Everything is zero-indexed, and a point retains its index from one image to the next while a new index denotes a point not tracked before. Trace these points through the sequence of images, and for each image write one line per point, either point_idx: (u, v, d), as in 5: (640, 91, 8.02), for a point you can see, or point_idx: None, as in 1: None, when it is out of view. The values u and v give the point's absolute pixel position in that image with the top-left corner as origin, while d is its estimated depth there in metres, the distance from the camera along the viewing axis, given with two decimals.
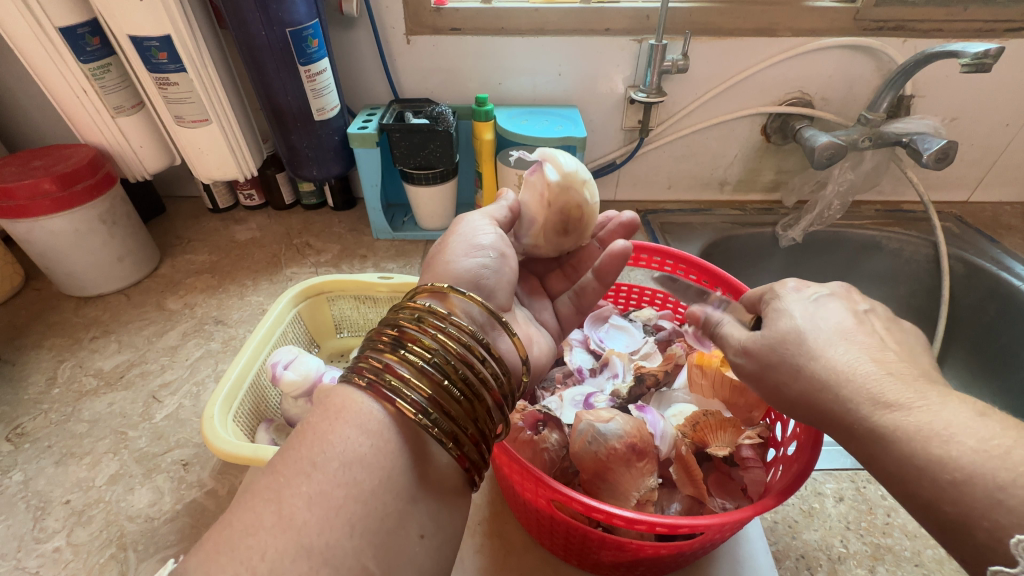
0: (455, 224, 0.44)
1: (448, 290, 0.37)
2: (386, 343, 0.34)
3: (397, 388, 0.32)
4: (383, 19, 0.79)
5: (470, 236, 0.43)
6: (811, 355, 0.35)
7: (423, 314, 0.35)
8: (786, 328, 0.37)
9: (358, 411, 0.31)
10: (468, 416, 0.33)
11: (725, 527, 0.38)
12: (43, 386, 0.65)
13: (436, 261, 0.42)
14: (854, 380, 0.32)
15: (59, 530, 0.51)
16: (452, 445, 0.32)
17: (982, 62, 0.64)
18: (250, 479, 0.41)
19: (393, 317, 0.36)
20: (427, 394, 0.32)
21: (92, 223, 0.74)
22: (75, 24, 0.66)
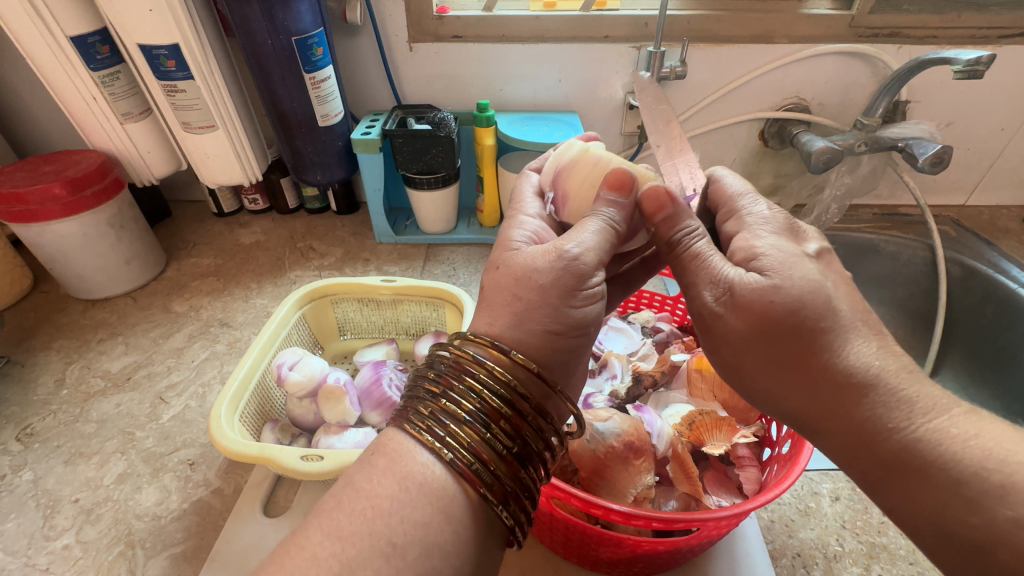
0: (557, 262, 0.36)
1: (519, 359, 0.34)
2: (441, 401, 0.33)
3: (477, 470, 0.31)
4: (386, 26, 0.80)
5: (574, 305, 0.36)
6: (836, 345, 0.34)
7: (492, 379, 0.33)
8: (803, 292, 0.35)
9: (425, 477, 0.31)
10: (531, 492, 0.33)
11: (720, 523, 0.39)
12: (52, 387, 0.66)
13: (528, 315, 0.36)
14: (884, 380, 0.33)
15: (68, 528, 0.52)
16: (517, 524, 0.32)
17: (974, 68, 0.65)
18: (347, 463, 0.45)
19: (459, 369, 0.34)
20: (502, 476, 0.31)
21: (100, 227, 0.75)
22: (86, 33, 0.67)
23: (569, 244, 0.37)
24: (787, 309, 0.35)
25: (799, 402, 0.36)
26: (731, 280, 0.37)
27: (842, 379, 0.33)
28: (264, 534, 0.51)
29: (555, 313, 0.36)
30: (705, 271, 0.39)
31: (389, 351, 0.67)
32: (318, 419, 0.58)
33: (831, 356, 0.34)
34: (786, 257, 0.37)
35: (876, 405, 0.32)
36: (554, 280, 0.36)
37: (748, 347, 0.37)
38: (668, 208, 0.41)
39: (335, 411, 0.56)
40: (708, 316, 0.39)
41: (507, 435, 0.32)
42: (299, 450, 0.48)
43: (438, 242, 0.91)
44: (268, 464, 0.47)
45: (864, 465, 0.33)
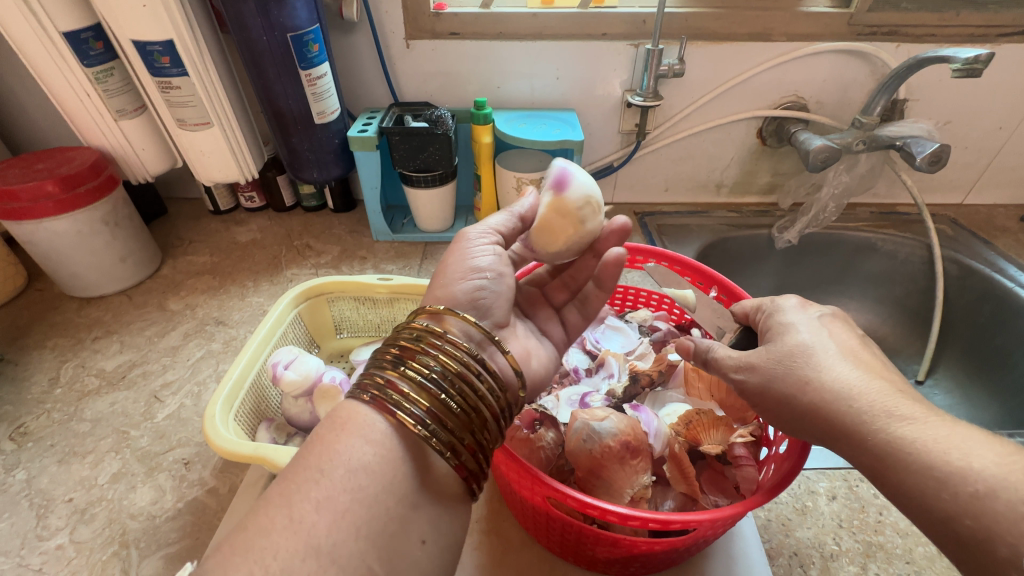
0: (456, 240, 0.44)
1: (444, 310, 0.38)
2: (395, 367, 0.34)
3: (398, 402, 0.33)
4: (383, 23, 0.80)
5: (469, 257, 0.42)
6: (816, 372, 0.37)
7: (424, 332, 0.36)
8: (788, 346, 0.40)
9: (362, 424, 0.32)
10: (466, 428, 0.34)
11: (717, 523, 0.38)
12: (46, 386, 0.66)
13: (437, 276, 0.42)
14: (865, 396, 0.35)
15: (62, 528, 0.52)
16: (468, 467, 0.34)
17: (973, 67, 0.65)
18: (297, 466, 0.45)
19: (401, 332, 0.37)
20: (427, 407, 0.33)
21: (94, 225, 0.74)
22: (79, 29, 0.67)
23: (473, 229, 0.45)
24: (775, 363, 0.39)
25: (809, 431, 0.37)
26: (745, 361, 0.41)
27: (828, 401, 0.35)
28: None
29: (456, 264, 0.42)
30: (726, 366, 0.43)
31: None
32: (312, 418, 0.57)
33: (817, 383, 0.37)
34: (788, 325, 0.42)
35: (855, 417, 0.34)
36: (453, 251, 0.43)
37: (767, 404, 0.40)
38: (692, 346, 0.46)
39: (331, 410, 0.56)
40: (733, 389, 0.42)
41: (430, 368, 0.34)
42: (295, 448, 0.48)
43: (435, 240, 0.90)
44: (262, 463, 0.47)
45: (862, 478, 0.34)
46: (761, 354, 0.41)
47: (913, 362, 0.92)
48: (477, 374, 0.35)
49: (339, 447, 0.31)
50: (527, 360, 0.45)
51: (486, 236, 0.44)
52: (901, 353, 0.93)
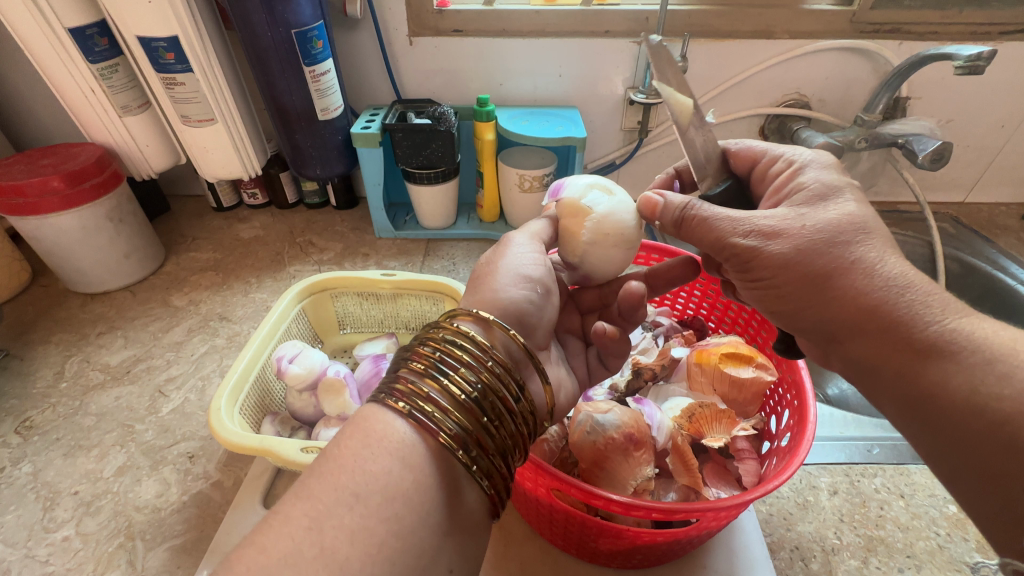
0: (502, 245, 0.44)
1: (490, 321, 0.37)
2: (430, 379, 0.33)
3: (439, 419, 0.32)
4: (386, 20, 0.80)
5: (518, 265, 0.42)
6: (868, 256, 0.36)
7: (464, 340, 0.35)
8: (835, 218, 0.37)
9: (397, 441, 0.31)
10: (501, 452, 0.34)
11: (720, 514, 0.39)
12: (51, 380, 0.66)
13: (483, 280, 0.41)
14: (913, 287, 0.35)
15: (68, 520, 0.52)
16: (495, 490, 0.33)
17: (975, 64, 0.65)
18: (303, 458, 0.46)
19: (437, 337, 0.35)
20: (466, 428, 0.32)
21: (99, 220, 0.75)
22: (84, 25, 0.67)
23: (517, 235, 0.45)
24: (819, 237, 0.36)
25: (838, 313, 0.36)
26: (760, 225, 0.38)
27: (876, 293, 0.35)
28: None
29: (506, 271, 0.41)
30: (728, 227, 0.38)
31: (389, 345, 0.67)
32: (317, 412, 0.58)
33: (867, 265, 0.35)
34: (824, 189, 0.39)
35: (906, 304, 0.34)
36: (498, 255, 0.43)
37: (784, 278, 0.38)
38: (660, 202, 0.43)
39: (334, 404, 0.56)
40: (740, 255, 0.39)
41: (471, 384, 0.33)
42: (300, 441, 0.48)
43: (438, 237, 0.90)
44: (268, 456, 0.47)
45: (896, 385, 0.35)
46: (789, 221, 0.37)
47: None
48: (513, 396, 0.35)
49: (375, 468, 0.30)
50: (557, 391, 0.43)
51: (532, 246, 0.44)
52: None
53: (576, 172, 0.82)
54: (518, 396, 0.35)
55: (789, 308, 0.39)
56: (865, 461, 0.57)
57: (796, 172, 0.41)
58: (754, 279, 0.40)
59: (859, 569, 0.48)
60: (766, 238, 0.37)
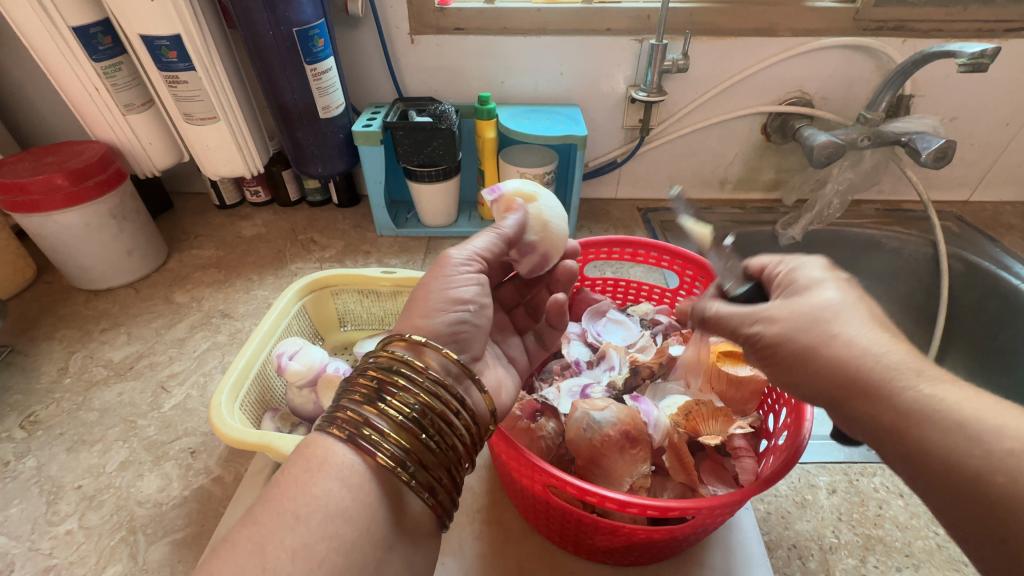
0: (439, 264, 0.43)
1: (423, 343, 0.37)
2: (371, 405, 0.34)
3: (378, 441, 0.32)
4: (387, 18, 0.80)
5: (451, 287, 0.42)
6: (847, 324, 0.34)
7: (400, 363, 0.36)
8: (823, 301, 0.36)
9: (338, 464, 0.32)
10: (443, 466, 0.34)
11: (716, 511, 0.39)
12: (55, 375, 0.67)
13: (416, 305, 0.41)
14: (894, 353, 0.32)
15: (71, 514, 0.53)
16: (441, 505, 0.34)
17: (979, 61, 0.64)
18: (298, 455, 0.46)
19: (372, 363, 0.36)
20: (405, 448, 0.33)
21: (102, 217, 0.75)
22: (88, 24, 0.68)
23: (456, 252, 0.44)
24: (806, 315, 0.36)
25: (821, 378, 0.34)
26: (758, 311, 0.38)
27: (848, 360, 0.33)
28: None
29: (437, 295, 0.41)
30: (733, 319, 0.40)
31: None
32: (317, 409, 0.58)
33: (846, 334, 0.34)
34: (812, 279, 0.38)
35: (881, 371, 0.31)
36: (435, 273, 0.42)
37: (787, 362, 0.36)
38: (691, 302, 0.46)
39: (334, 400, 0.56)
40: (749, 343, 0.39)
41: (410, 405, 0.34)
42: (299, 437, 0.49)
43: (439, 235, 0.91)
44: (268, 451, 0.48)
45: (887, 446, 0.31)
46: (785, 306, 0.37)
47: None
48: (454, 415, 0.35)
49: (315, 490, 0.30)
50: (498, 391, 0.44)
51: (468, 264, 0.43)
52: None
53: (577, 170, 0.82)
54: (459, 412, 0.36)
55: (789, 378, 0.37)
56: (864, 460, 0.57)
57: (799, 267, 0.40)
58: (767, 363, 0.39)
59: (856, 568, 0.48)
60: (763, 322, 0.37)
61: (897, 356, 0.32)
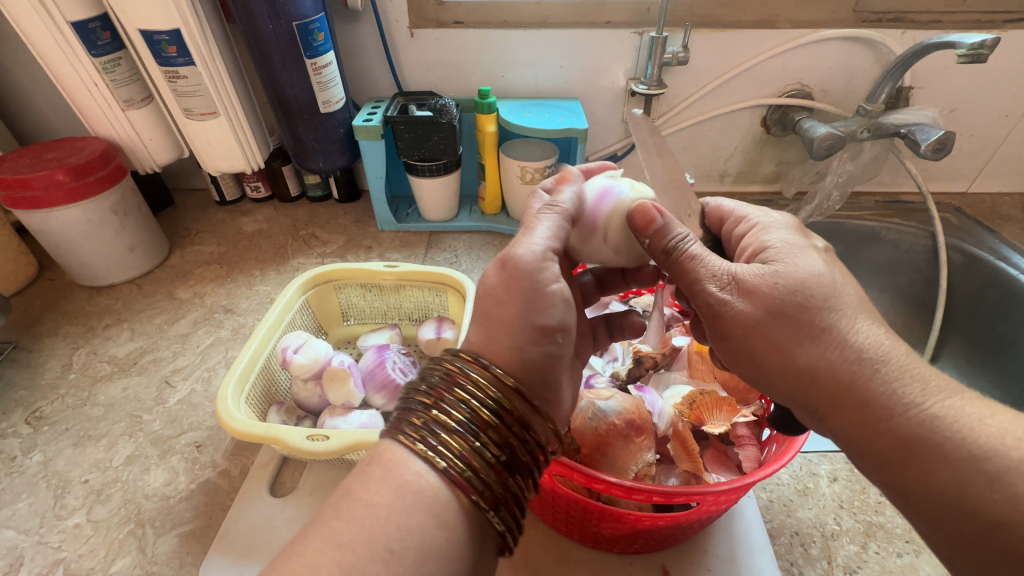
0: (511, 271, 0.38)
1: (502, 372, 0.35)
2: (451, 436, 0.33)
3: (468, 473, 0.32)
4: (387, 13, 0.80)
5: (538, 313, 0.37)
6: (843, 323, 0.36)
7: (476, 390, 0.34)
8: (813, 271, 0.38)
9: (416, 493, 0.31)
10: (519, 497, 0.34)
11: (720, 498, 0.39)
12: (59, 371, 0.67)
13: (499, 332, 0.37)
14: (891, 360, 0.35)
15: (79, 507, 0.53)
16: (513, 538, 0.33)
17: (978, 52, 0.65)
18: (308, 450, 0.47)
19: (452, 377, 0.35)
20: (487, 482, 0.32)
21: (104, 213, 0.75)
22: (86, 18, 0.67)
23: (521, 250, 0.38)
24: (791, 301, 0.37)
25: (802, 384, 0.37)
26: (732, 274, 0.38)
27: (841, 362, 0.35)
28: (272, 513, 0.52)
29: (523, 328, 0.37)
30: (706, 269, 0.39)
31: (392, 335, 0.67)
32: (322, 402, 0.58)
33: (840, 331, 0.36)
34: (793, 248, 0.40)
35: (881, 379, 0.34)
36: (524, 284, 0.37)
37: (754, 336, 0.38)
38: (656, 218, 0.40)
39: (340, 393, 0.57)
40: (711, 306, 0.39)
41: (496, 435, 0.33)
42: (305, 430, 0.49)
43: (440, 229, 0.91)
44: (274, 443, 0.48)
45: (878, 447, 0.34)
46: (760, 274, 0.38)
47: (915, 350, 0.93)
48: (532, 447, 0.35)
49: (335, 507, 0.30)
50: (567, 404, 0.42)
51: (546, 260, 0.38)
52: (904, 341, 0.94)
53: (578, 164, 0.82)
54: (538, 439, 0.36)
55: (770, 378, 0.38)
56: None
57: (762, 232, 0.42)
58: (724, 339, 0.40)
59: (858, 554, 0.49)
60: (739, 294, 0.38)
61: (902, 357, 0.35)
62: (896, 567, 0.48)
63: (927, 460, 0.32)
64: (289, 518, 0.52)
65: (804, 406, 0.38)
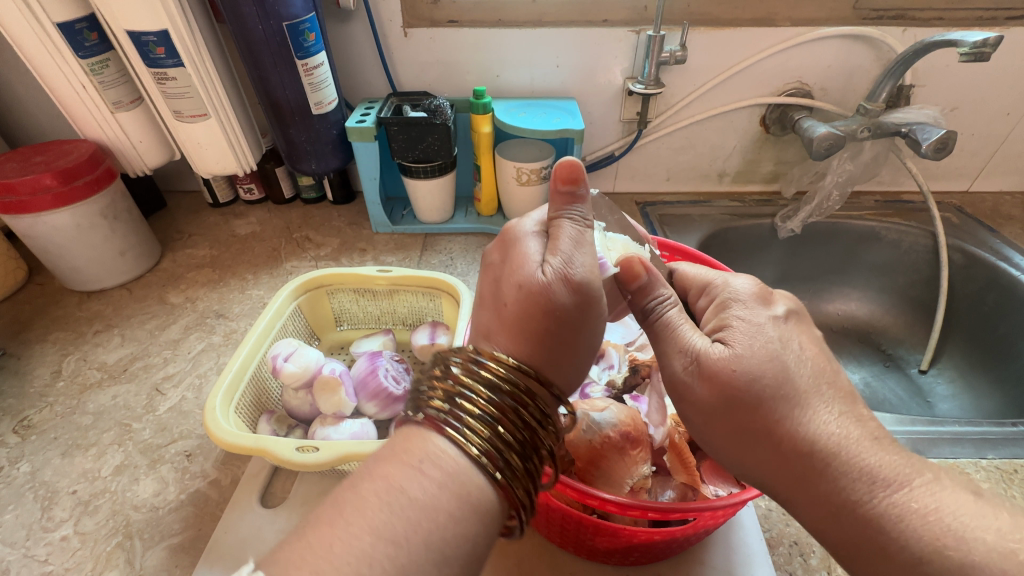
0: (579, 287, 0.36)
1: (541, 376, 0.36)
2: (495, 430, 0.32)
3: (516, 482, 0.32)
4: (380, 12, 0.78)
5: (591, 326, 0.38)
6: (795, 413, 0.35)
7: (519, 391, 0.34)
8: (769, 360, 0.36)
9: (459, 484, 0.30)
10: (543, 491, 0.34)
11: (717, 514, 0.38)
12: (48, 379, 0.66)
13: (554, 345, 0.36)
14: (844, 451, 0.33)
15: (66, 519, 0.52)
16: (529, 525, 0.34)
17: (981, 50, 0.63)
18: (295, 461, 0.46)
19: (521, 385, 0.34)
20: (524, 479, 0.32)
21: (93, 218, 0.74)
22: (73, 19, 0.66)
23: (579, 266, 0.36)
24: (746, 390, 0.36)
25: (764, 471, 0.36)
26: (699, 351, 0.39)
27: (791, 457, 0.34)
28: (262, 525, 0.51)
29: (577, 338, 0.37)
30: (678, 341, 0.40)
31: (386, 341, 0.67)
32: (313, 411, 0.57)
33: (793, 422, 0.35)
34: (751, 327, 0.39)
35: (832, 478, 0.33)
36: (600, 306, 0.38)
37: (715, 421, 0.38)
38: (641, 275, 0.42)
39: (331, 402, 0.56)
40: (677, 385, 0.40)
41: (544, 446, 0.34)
42: (295, 441, 0.48)
43: (435, 231, 0.90)
44: (263, 455, 0.47)
45: (835, 539, 0.33)
46: (716, 358, 0.38)
47: (915, 352, 0.92)
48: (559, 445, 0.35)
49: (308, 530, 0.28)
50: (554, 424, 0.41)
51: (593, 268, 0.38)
52: (904, 342, 0.93)
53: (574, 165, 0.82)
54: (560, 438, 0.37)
55: (732, 459, 0.39)
56: None
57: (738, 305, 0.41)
58: (689, 417, 0.40)
59: None
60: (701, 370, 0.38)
61: (856, 448, 0.33)
62: None
63: (877, 556, 0.31)
64: (279, 529, 0.51)
65: (762, 488, 0.38)
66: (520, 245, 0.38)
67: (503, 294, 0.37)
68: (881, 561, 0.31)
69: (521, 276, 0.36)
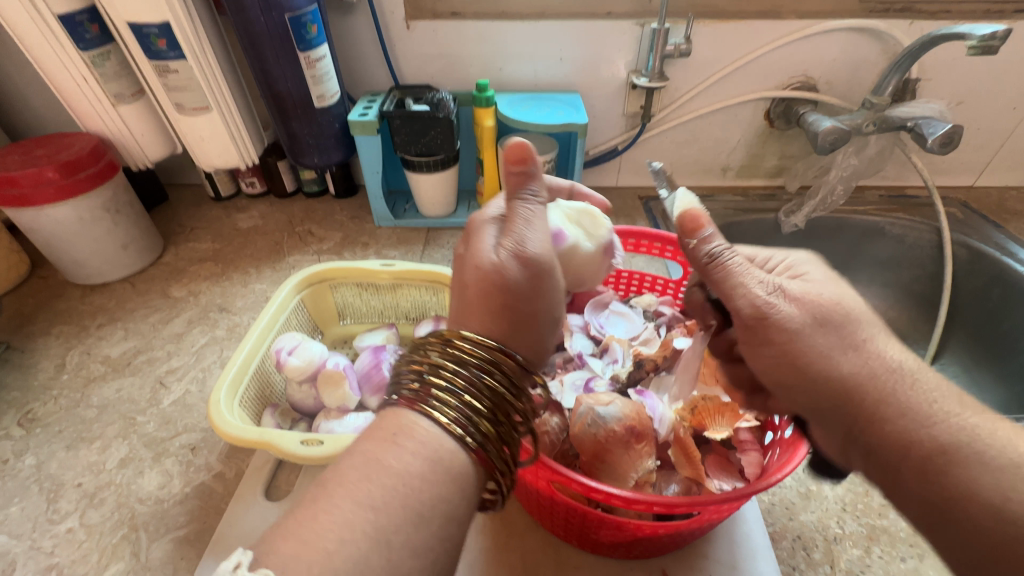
0: (534, 262, 0.37)
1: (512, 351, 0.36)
2: (468, 400, 0.33)
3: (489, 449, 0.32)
4: (382, 4, 0.78)
5: (551, 301, 0.39)
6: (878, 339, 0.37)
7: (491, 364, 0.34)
8: (849, 297, 0.38)
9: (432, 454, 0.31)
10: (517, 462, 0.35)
11: (722, 507, 0.38)
12: (52, 372, 0.66)
13: (517, 319, 0.37)
14: (913, 378, 0.35)
15: (72, 512, 0.52)
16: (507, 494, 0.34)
17: (990, 43, 0.63)
18: (298, 454, 0.46)
19: (496, 361, 0.35)
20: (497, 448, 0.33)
21: (95, 211, 0.74)
22: (74, 11, 0.65)
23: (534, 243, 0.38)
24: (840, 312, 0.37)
25: (835, 396, 0.36)
26: (782, 284, 0.39)
27: (876, 373, 0.35)
28: (267, 517, 0.51)
29: (539, 313, 0.38)
30: (751, 276, 0.40)
31: (389, 335, 0.66)
32: (317, 404, 0.57)
33: (876, 347, 0.36)
34: (825, 277, 0.40)
35: (905, 397, 0.34)
36: (555, 279, 0.39)
37: (796, 342, 0.37)
38: (705, 226, 0.42)
39: (335, 396, 0.56)
40: (756, 314, 0.39)
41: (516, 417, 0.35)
42: (299, 434, 0.48)
43: (438, 226, 0.90)
44: (268, 448, 0.47)
45: (903, 458, 0.33)
46: (807, 290, 0.38)
47: (918, 347, 0.92)
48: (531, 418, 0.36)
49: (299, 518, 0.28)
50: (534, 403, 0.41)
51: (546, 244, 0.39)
52: (908, 338, 0.93)
53: (577, 159, 0.81)
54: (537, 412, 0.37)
55: (802, 387, 0.38)
56: None
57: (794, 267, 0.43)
58: (763, 344, 0.39)
59: (861, 558, 0.48)
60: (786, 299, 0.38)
61: (925, 378, 0.35)
62: (899, 571, 0.48)
63: (947, 469, 0.31)
64: None
65: (831, 413, 0.37)
66: (478, 234, 0.39)
67: (465, 277, 0.38)
68: (954, 473, 0.31)
69: (477, 262, 0.37)
